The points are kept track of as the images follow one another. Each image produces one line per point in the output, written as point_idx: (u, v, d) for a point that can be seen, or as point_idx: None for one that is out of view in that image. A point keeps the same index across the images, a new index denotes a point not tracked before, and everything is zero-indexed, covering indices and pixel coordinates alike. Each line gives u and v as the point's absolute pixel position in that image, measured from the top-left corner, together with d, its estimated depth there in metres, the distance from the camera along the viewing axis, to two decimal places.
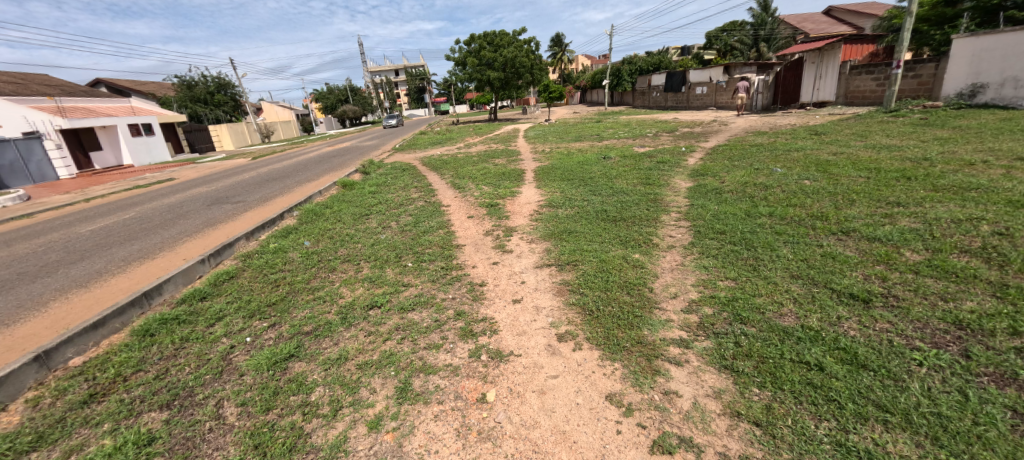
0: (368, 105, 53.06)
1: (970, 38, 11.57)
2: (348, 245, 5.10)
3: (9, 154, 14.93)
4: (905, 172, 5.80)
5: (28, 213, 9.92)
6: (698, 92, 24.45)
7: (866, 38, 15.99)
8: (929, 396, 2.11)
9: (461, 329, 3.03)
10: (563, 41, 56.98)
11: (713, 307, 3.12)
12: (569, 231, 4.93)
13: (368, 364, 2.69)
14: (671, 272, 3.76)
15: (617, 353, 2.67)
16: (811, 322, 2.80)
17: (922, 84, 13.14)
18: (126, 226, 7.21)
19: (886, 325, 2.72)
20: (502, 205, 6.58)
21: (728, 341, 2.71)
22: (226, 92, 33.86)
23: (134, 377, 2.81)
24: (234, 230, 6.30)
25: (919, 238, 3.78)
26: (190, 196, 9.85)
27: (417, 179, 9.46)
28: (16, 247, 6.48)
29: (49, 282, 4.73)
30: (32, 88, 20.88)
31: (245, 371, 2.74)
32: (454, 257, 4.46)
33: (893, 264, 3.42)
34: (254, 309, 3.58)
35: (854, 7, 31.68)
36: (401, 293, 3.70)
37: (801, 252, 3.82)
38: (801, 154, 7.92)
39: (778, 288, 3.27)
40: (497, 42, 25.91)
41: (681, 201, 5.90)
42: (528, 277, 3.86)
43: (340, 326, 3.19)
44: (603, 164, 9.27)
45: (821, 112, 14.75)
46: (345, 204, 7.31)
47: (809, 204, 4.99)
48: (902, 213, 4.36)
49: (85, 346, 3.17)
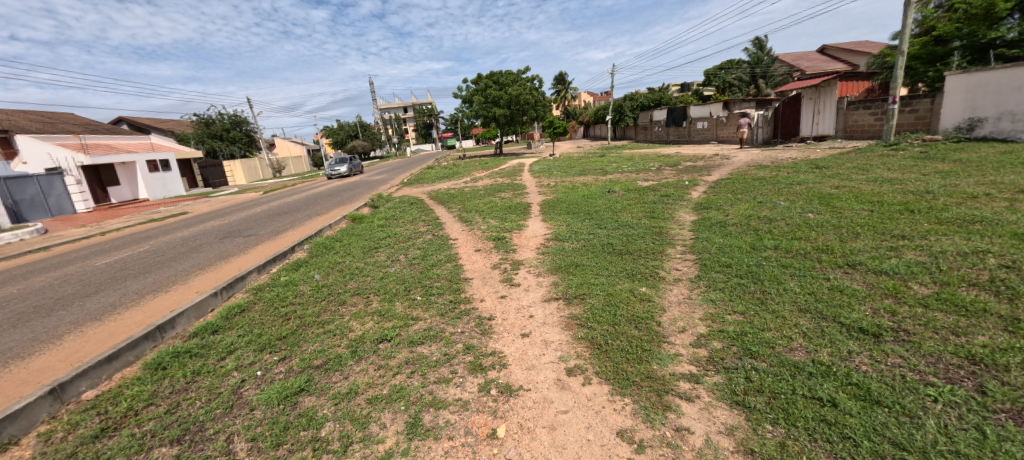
0: (378, 140, 54.76)
1: (963, 74, 11.90)
2: (357, 278, 5.19)
3: (31, 188, 15.44)
4: (907, 205, 5.86)
5: (46, 246, 10.17)
6: (699, 127, 24.98)
7: (861, 75, 16.65)
8: (946, 433, 2.08)
9: (470, 362, 3.05)
10: (566, 80, 59.28)
11: (723, 342, 3.12)
12: (576, 264, 4.98)
13: (378, 398, 2.69)
14: (678, 305, 3.78)
15: (626, 388, 2.66)
16: (821, 357, 2.80)
17: (920, 119, 13.42)
18: (139, 260, 7.36)
19: (899, 360, 2.70)
20: (509, 238, 6.68)
21: (739, 376, 2.69)
22: (241, 129, 35.16)
23: (146, 411, 2.83)
24: (246, 263, 6.41)
25: (926, 271, 3.79)
26: (203, 230, 10.08)
27: (425, 213, 9.63)
28: (33, 280, 6.63)
29: (64, 315, 4.81)
30: (58, 127, 21.88)
31: (256, 405, 2.75)
32: (462, 291, 4.52)
33: (902, 298, 3.43)
34: (265, 342, 3.61)
35: (848, 46, 32.94)
36: (410, 327, 3.72)
37: (808, 286, 3.83)
38: (803, 188, 8.02)
39: (787, 322, 3.27)
40: (502, 81, 27.02)
41: (686, 234, 5.97)
42: (536, 311, 3.88)
43: (351, 359, 3.21)
44: (607, 197, 9.45)
45: (821, 146, 14.97)
46: (354, 237, 7.46)
47: (814, 237, 5.04)
48: (907, 246, 4.39)
49: (98, 380, 3.21)
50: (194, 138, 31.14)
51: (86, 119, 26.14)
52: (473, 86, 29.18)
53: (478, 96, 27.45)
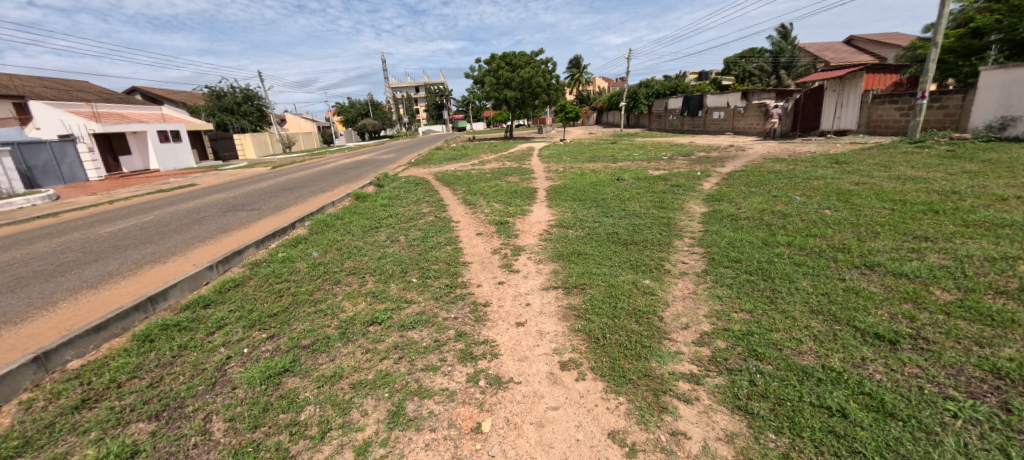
0: (387, 119, 54.31)
1: (1000, 70, 11.24)
2: (354, 257, 5.08)
3: (44, 155, 15.59)
4: (932, 205, 5.56)
5: (55, 212, 10.25)
6: (715, 117, 24.32)
7: (889, 67, 15.88)
8: (966, 453, 1.93)
9: (460, 351, 2.92)
10: (581, 65, 58.04)
11: (727, 341, 2.96)
12: (578, 252, 4.83)
13: (362, 384, 2.58)
14: (682, 300, 3.61)
15: (622, 386, 2.51)
16: (833, 362, 2.64)
17: (949, 115, 12.76)
18: (142, 230, 7.34)
19: (917, 370, 2.54)
20: (512, 223, 6.54)
21: (743, 378, 2.54)
22: (253, 103, 35.06)
23: (128, 384, 2.78)
24: (246, 238, 6.33)
25: (950, 276, 3.57)
26: (207, 202, 10.02)
27: (429, 194, 9.48)
28: (37, 245, 6.64)
29: (61, 281, 4.79)
30: (72, 94, 22.02)
31: (238, 384, 2.66)
32: (460, 275, 4.40)
33: (922, 303, 3.23)
34: (255, 319, 3.54)
35: (878, 38, 31.66)
36: (403, 310, 3.61)
37: (822, 285, 3.64)
38: (822, 183, 7.70)
39: (797, 324, 3.09)
40: (515, 63, 26.28)
41: (695, 226, 5.75)
42: (534, 299, 3.75)
43: (339, 341, 3.11)
44: (616, 185, 9.19)
45: (842, 140, 14.45)
46: (356, 216, 7.33)
47: (831, 235, 4.80)
48: (931, 248, 4.14)
49: (86, 349, 3.16)
50: (205, 110, 31.26)
51: (99, 88, 26.19)
52: (485, 66, 28.47)
53: (490, 77, 26.85)
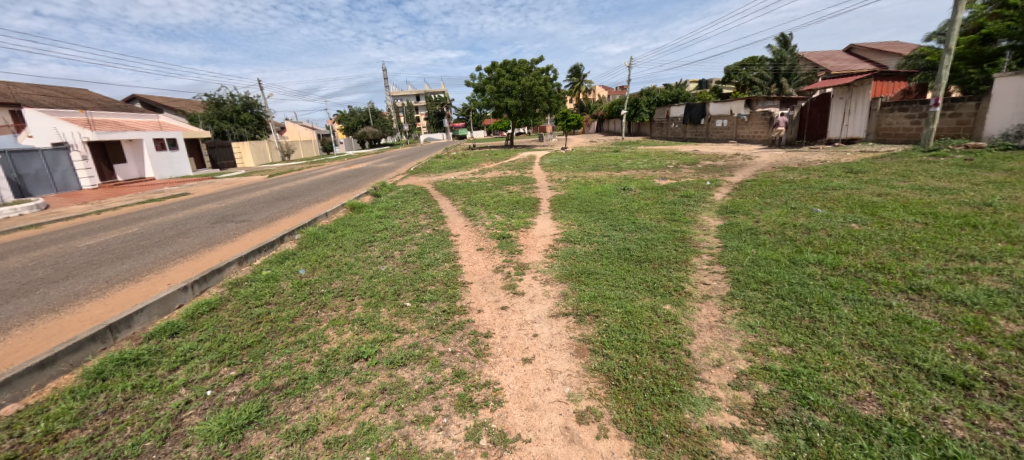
0: (387, 128, 54.16)
1: (1015, 77, 10.92)
2: (344, 276, 4.66)
3: (36, 163, 15.23)
4: (968, 219, 5.16)
5: (38, 223, 9.84)
6: (718, 125, 24.03)
7: (898, 75, 15.58)
8: None
9: (457, 397, 2.49)
10: (581, 73, 58.13)
11: (770, 384, 2.53)
12: (589, 272, 4.40)
13: (338, 442, 2.16)
14: (709, 330, 3.18)
15: (652, 447, 2.08)
16: (902, 414, 2.21)
17: (962, 123, 12.41)
18: (123, 243, 6.93)
19: (1004, 424, 2.11)
20: (515, 237, 6.13)
21: (798, 436, 2.11)
22: (252, 112, 34.87)
23: (66, 436, 2.35)
24: (230, 252, 5.91)
25: (1012, 302, 3.15)
26: (197, 213, 9.64)
27: (427, 205, 9.08)
28: (8, 260, 6.22)
29: (21, 303, 4.37)
30: (69, 102, 21.77)
31: (192, 441, 2.24)
32: (459, 298, 3.97)
33: (988, 337, 2.80)
34: (225, 351, 3.11)
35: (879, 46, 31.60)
36: (394, 341, 3.18)
37: (866, 313, 3.22)
38: (841, 193, 7.31)
39: (848, 362, 2.67)
40: (515, 70, 26.09)
41: (712, 241, 5.35)
42: (542, 329, 3.31)
43: (317, 382, 2.68)
44: (623, 195, 8.80)
45: (852, 149, 14.12)
46: (349, 228, 6.93)
47: (864, 253, 4.39)
48: (981, 269, 3.73)
49: (25, 390, 2.74)
50: (203, 119, 31.05)
51: (97, 96, 25.98)
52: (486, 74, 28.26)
53: (491, 85, 26.61)
